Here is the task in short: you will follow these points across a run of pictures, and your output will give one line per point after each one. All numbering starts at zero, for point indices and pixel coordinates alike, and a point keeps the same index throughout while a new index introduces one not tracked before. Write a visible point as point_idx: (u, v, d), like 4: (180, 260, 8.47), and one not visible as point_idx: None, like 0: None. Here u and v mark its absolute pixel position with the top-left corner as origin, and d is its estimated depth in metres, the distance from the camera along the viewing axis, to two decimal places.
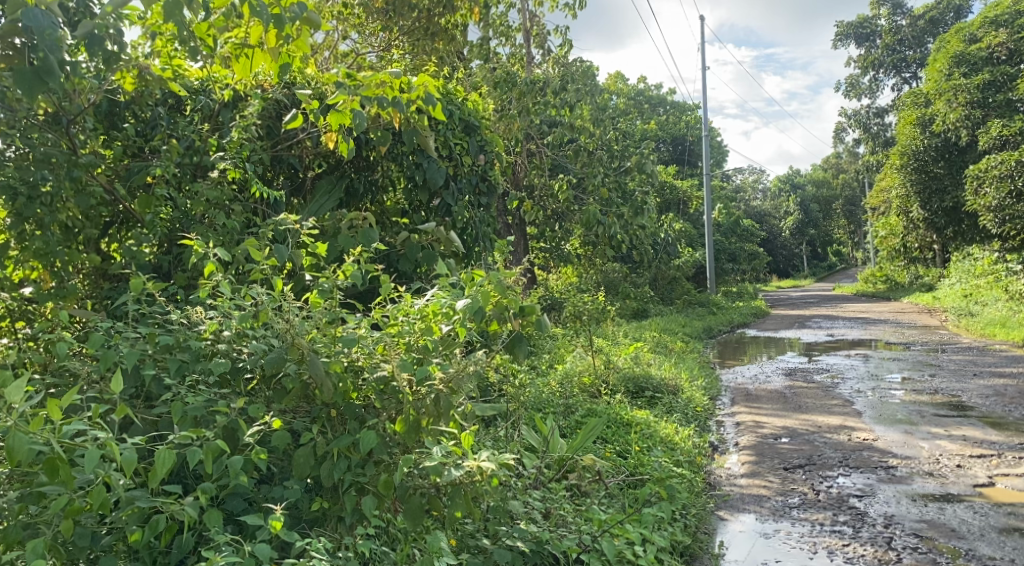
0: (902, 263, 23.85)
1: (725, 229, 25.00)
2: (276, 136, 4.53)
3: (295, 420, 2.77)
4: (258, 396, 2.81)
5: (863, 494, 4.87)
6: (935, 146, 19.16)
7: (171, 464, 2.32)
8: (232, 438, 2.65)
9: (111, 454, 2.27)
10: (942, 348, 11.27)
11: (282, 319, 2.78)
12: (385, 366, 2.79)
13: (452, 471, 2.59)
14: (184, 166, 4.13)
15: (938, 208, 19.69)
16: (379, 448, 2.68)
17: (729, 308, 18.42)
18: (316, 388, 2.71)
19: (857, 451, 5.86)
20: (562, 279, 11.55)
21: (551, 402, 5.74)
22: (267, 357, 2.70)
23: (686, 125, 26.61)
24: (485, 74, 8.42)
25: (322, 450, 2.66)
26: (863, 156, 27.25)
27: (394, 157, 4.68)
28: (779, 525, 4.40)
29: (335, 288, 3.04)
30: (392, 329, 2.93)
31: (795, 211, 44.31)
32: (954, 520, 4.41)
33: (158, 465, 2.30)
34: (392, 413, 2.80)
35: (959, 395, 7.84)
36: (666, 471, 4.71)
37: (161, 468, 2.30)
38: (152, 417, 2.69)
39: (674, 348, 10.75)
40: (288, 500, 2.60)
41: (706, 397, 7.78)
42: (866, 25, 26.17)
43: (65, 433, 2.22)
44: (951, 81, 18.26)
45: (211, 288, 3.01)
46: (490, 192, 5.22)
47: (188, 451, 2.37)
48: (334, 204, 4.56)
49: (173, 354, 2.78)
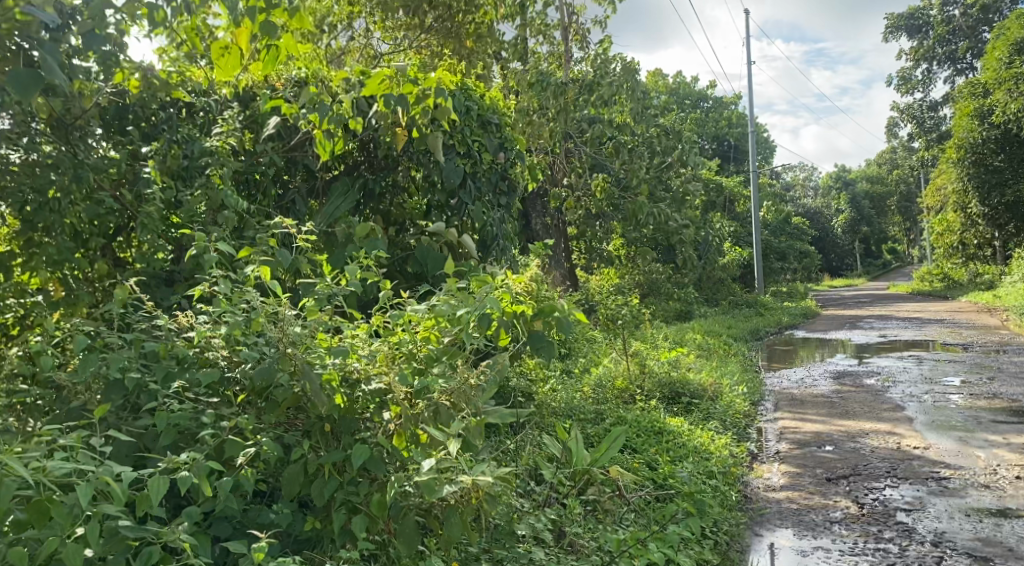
0: (961, 260, 22.96)
1: (774, 228, 24.44)
2: (289, 138, 4.41)
3: (287, 434, 2.59)
4: (248, 407, 2.65)
5: (912, 508, 4.55)
6: (995, 138, 18.35)
7: (163, 491, 2.16)
8: (219, 454, 2.50)
9: (100, 484, 2.11)
10: (1003, 349, 10.72)
11: (275, 327, 2.62)
12: (381, 378, 2.62)
13: (444, 488, 2.33)
14: (191, 171, 4.04)
15: (998, 203, 18.90)
16: (371, 463, 2.51)
17: (776, 308, 17.93)
18: (309, 402, 2.53)
19: (906, 460, 5.52)
20: (603, 280, 11.31)
21: (582, 409, 5.55)
22: (258, 367, 2.53)
23: (731, 122, 26.07)
24: (520, 74, 8.24)
25: (313, 467, 2.49)
26: (917, 150, 26.38)
27: (412, 155, 4.51)
28: (818, 542, 4.13)
29: (333, 294, 2.89)
30: (391, 339, 2.77)
31: (848, 208, 43.14)
32: (1012, 538, 4.09)
33: (151, 492, 2.15)
34: (389, 426, 2.61)
35: (1021, 400, 7.38)
36: (696, 483, 4.48)
37: (152, 495, 2.15)
38: (138, 430, 2.57)
39: (717, 351, 10.43)
40: (278, 524, 2.44)
41: (747, 402, 7.48)
42: (918, 16, 25.38)
43: (51, 468, 2.06)
44: (1011, 69, 17.22)
45: (204, 293, 2.88)
46: (512, 191, 5.04)
47: (179, 476, 2.22)
48: (349, 207, 4.36)
49: (160, 362, 2.66)
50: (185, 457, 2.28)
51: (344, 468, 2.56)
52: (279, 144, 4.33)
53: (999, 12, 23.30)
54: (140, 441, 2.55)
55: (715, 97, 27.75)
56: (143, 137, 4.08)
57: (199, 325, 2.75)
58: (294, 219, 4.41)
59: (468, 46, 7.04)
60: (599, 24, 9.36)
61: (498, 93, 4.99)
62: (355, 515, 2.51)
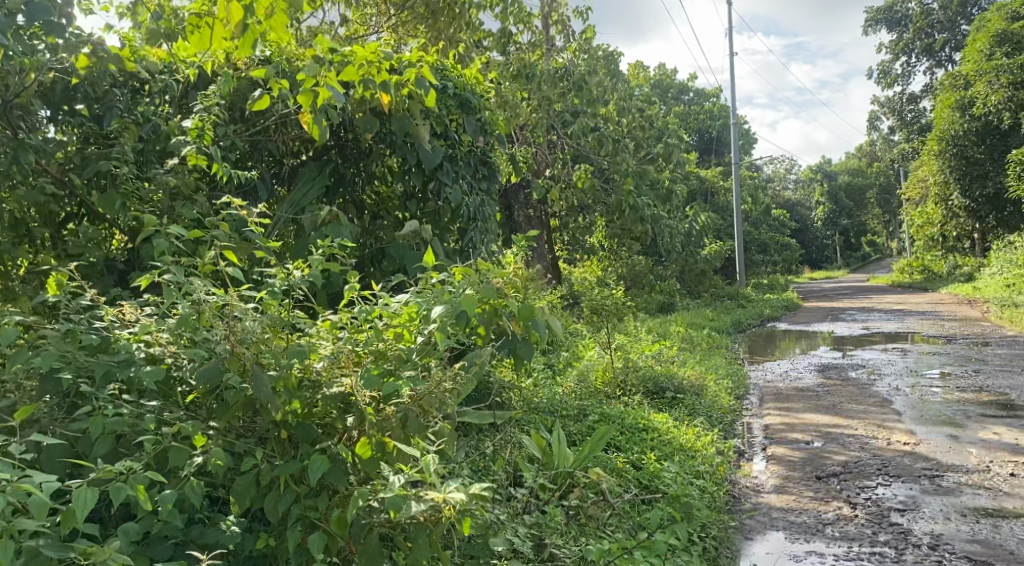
0: (941, 252, 22.97)
1: (755, 220, 24.32)
2: (251, 120, 4.15)
3: (239, 441, 2.32)
4: (198, 410, 2.37)
5: (906, 508, 4.38)
6: (975, 129, 18.25)
7: (91, 504, 1.86)
8: (162, 464, 2.21)
9: (16, 498, 1.80)
10: (985, 342, 10.64)
11: (226, 321, 2.32)
12: (343, 380, 2.33)
13: (412, 506, 2.06)
14: (146, 152, 3.79)
15: (979, 195, 18.84)
16: (331, 475, 2.25)
17: (760, 300, 17.80)
18: (262, 407, 2.27)
19: (898, 457, 5.36)
20: (586, 271, 11.09)
21: (564, 406, 5.34)
22: (203, 367, 2.26)
23: (712, 115, 25.91)
24: (502, 62, 7.99)
25: (266, 478, 2.24)
26: (898, 143, 26.37)
27: (384, 139, 4.23)
28: (811, 546, 3.95)
29: (293, 286, 2.60)
30: (355, 336, 2.48)
31: (827, 202, 43.27)
32: (1011, 541, 3.92)
33: (76, 506, 1.85)
34: (352, 434, 2.35)
35: (1007, 393, 7.28)
36: (683, 484, 4.30)
37: (78, 509, 1.85)
38: (73, 433, 2.27)
39: (702, 344, 10.25)
40: (226, 544, 2.18)
41: (733, 397, 7.32)
42: (897, 9, 25.38)
43: None
44: (992, 61, 17.15)
45: (151, 282, 2.59)
46: (492, 177, 4.82)
47: (112, 487, 1.92)
48: (318, 194, 4.14)
49: (98, 357, 2.37)
50: (121, 465, 1.97)
51: (302, 480, 2.30)
52: (242, 127, 4.07)
53: (978, 6, 23.24)
54: (74, 447, 2.25)
55: (697, 89, 27.65)
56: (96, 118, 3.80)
57: (144, 317, 2.45)
58: (258, 206, 4.14)
59: (443, 27, 6.79)
60: (581, 14, 9.14)
61: (477, 73, 4.75)
62: (313, 532, 2.25)
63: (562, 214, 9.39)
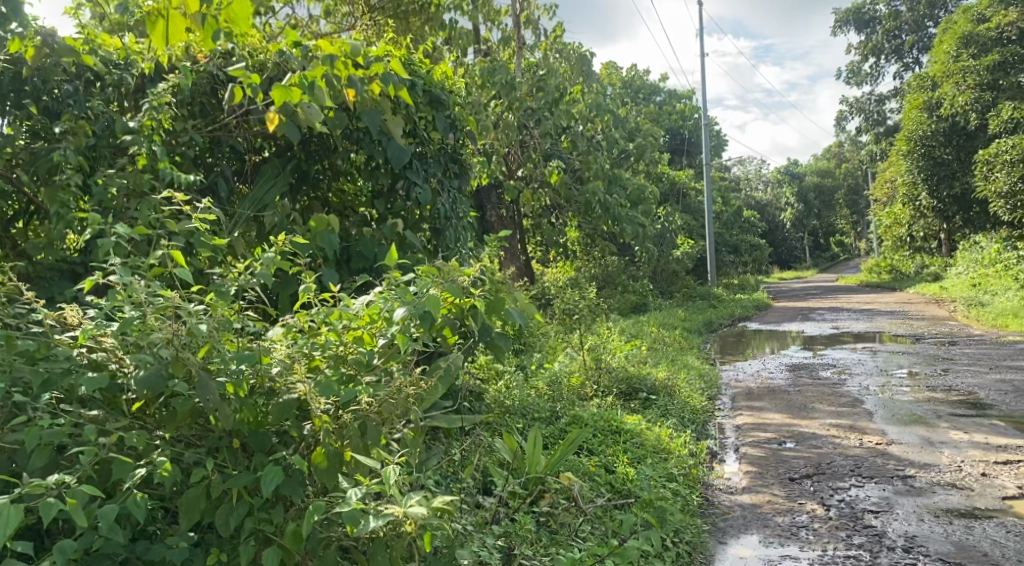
0: (909, 252, 23.24)
1: (726, 220, 24.42)
2: (211, 115, 3.99)
3: (187, 453, 2.18)
4: (144, 418, 2.23)
5: (880, 509, 4.34)
6: (942, 130, 18.41)
7: (15, 523, 1.72)
8: (103, 477, 2.07)
9: None
10: (953, 341, 10.71)
11: (172, 324, 2.18)
12: (299, 386, 2.21)
13: (370, 521, 1.95)
14: (99, 148, 3.62)
15: (947, 195, 19.03)
16: (286, 487, 2.13)
17: (731, 300, 17.84)
18: (211, 416, 2.14)
19: (871, 457, 5.33)
20: (558, 271, 11.00)
21: (536, 408, 5.25)
22: (144, 374, 2.11)
23: (683, 116, 25.94)
24: (473, 59, 7.86)
25: (216, 490, 2.11)
26: (866, 144, 26.61)
27: (350, 134, 4.10)
28: (786, 550, 3.88)
29: (246, 286, 2.47)
30: (313, 340, 2.37)
31: (796, 202, 43.70)
32: (985, 542, 3.89)
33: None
34: (310, 442, 2.24)
35: (976, 392, 7.31)
36: (656, 488, 4.23)
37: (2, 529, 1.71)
38: (10, 447, 2.11)
39: (674, 344, 10.21)
40: (175, 561, 2.05)
41: (705, 398, 7.27)
42: (866, 11, 25.59)
43: None
44: (959, 63, 17.29)
45: (96, 284, 2.43)
46: (463, 175, 4.71)
47: (41, 504, 1.79)
48: (281, 191, 4.00)
49: (39, 363, 2.21)
50: (51, 480, 1.83)
51: (255, 492, 2.18)
52: (201, 122, 3.92)
53: (944, 8, 23.53)
54: (11, 460, 2.10)
55: (668, 90, 27.70)
56: (46, 112, 3.63)
57: (88, 320, 2.30)
58: (218, 204, 3.99)
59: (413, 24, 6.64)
60: (551, 12, 9.05)
61: (447, 68, 4.64)
62: (267, 547, 2.13)
63: (533, 214, 9.28)
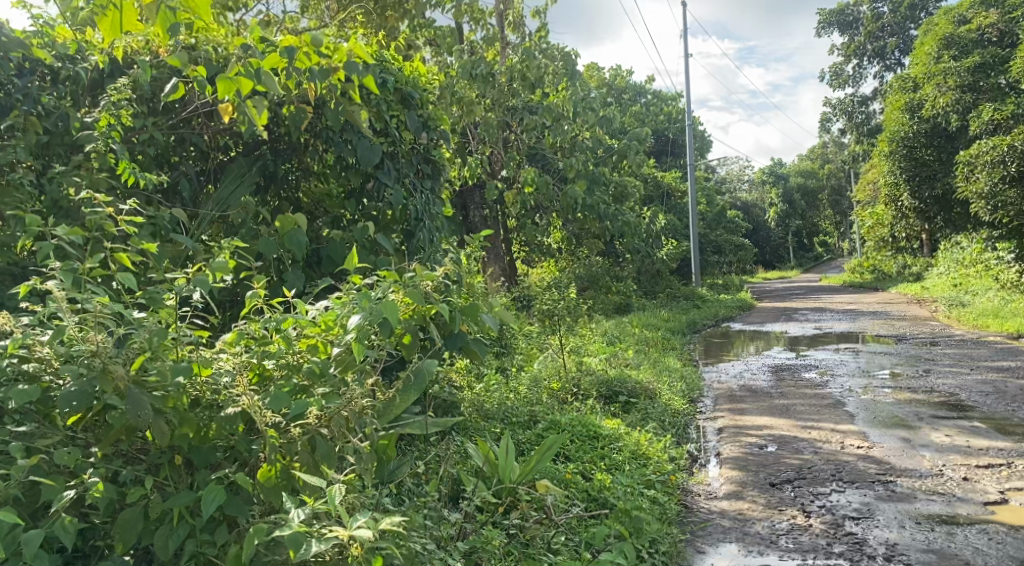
0: (890, 253, 23.27)
1: (710, 220, 24.36)
2: (171, 112, 3.84)
3: (124, 470, 2.05)
4: (80, 433, 2.09)
5: (860, 516, 4.26)
6: (924, 131, 18.37)
7: None
8: (32, 498, 1.94)
9: None
10: (935, 342, 10.69)
11: (102, 334, 2.03)
12: (243, 400, 2.08)
13: (313, 544, 1.82)
14: (52, 146, 3.48)
15: (928, 196, 19.06)
16: (229, 506, 2.01)
17: (713, 300, 17.76)
18: (145, 431, 2.00)
19: (852, 461, 5.25)
20: (540, 271, 10.88)
21: (513, 413, 5.12)
22: (72, 389, 1.97)
23: (668, 116, 25.86)
24: (455, 58, 7.72)
25: (155, 510, 1.99)
26: (849, 145, 26.64)
27: (317, 133, 3.97)
28: (765, 559, 3.79)
29: (190, 291, 2.33)
30: (264, 350, 2.25)
31: (780, 203, 43.74)
32: (967, 550, 3.81)
33: None
34: (255, 459, 2.11)
35: (957, 394, 7.25)
36: (633, 497, 4.13)
37: None
38: None
39: (656, 346, 10.10)
40: None
41: (687, 401, 7.18)
42: (849, 12, 25.65)
43: None
44: (940, 65, 17.32)
45: (31, 289, 2.28)
46: (436, 175, 4.58)
47: None
48: (245, 191, 3.87)
49: None
50: None
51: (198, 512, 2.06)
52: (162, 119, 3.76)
53: (926, 10, 23.62)
54: None
55: (654, 91, 27.69)
56: None
57: (21, 326, 2.15)
58: (179, 206, 3.86)
59: None
60: (537, 13, 8.95)
61: (419, 64, 4.50)
62: None
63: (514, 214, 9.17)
